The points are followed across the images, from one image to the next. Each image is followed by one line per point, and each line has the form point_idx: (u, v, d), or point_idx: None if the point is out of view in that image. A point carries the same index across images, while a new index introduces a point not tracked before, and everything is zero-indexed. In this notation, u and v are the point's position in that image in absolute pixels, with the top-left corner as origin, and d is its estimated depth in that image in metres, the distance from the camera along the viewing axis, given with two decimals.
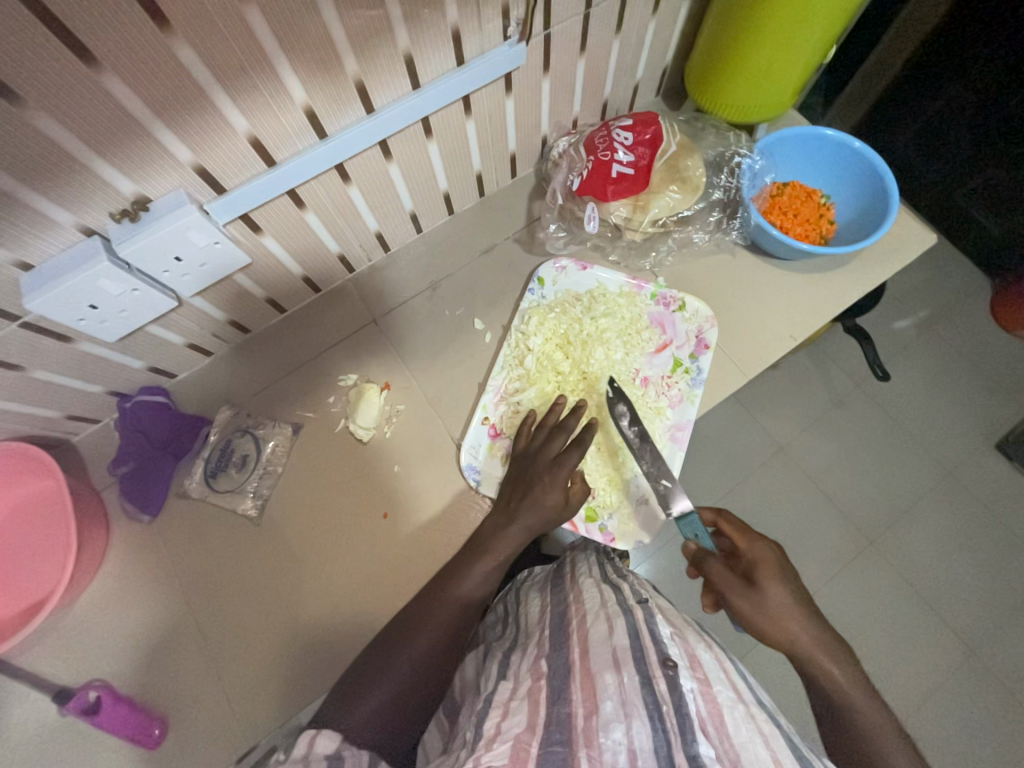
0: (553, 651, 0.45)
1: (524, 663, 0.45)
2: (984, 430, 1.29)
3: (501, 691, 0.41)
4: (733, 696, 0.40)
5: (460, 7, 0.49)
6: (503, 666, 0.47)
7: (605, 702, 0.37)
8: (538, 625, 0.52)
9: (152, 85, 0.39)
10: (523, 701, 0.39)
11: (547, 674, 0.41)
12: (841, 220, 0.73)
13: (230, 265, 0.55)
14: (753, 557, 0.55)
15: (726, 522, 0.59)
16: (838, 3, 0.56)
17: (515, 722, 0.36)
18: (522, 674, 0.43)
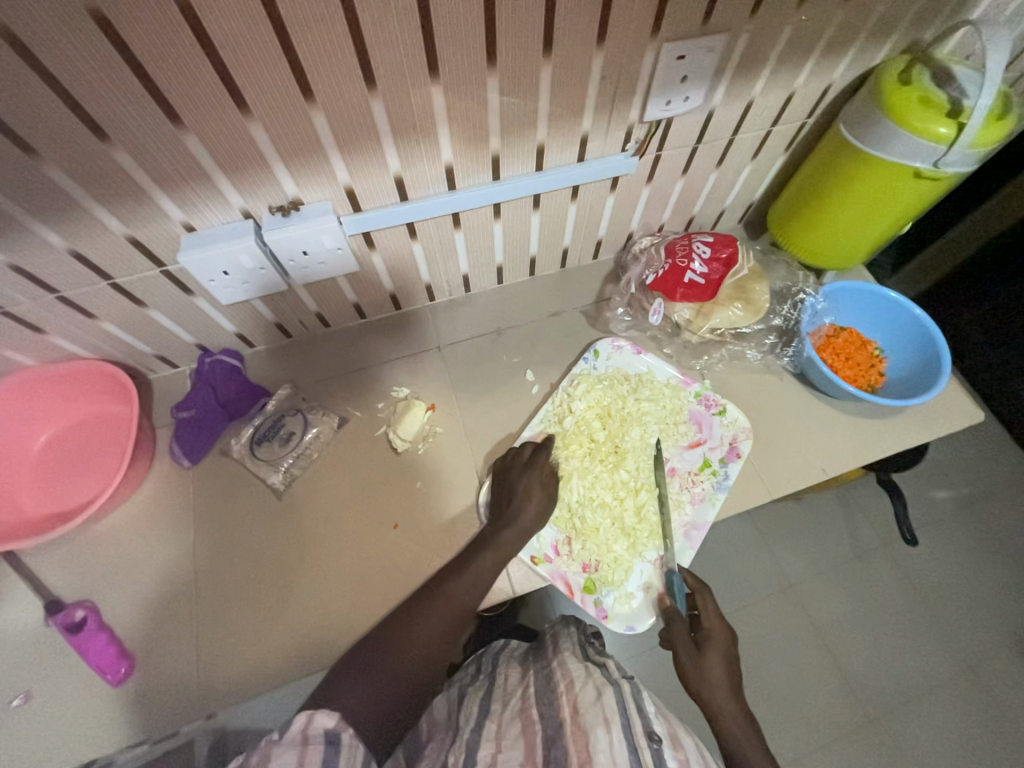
0: (543, 702, 0.49)
1: (509, 709, 0.50)
2: (1016, 633, 1.19)
3: (490, 727, 0.48)
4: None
5: (594, 121, 0.59)
6: (482, 708, 0.51)
7: (598, 755, 0.42)
8: (518, 684, 0.54)
9: (344, 123, 0.49)
10: (517, 739, 0.46)
11: (539, 722, 0.47)
12: (891, 375, 0.76)
13: (340, 268, 0.64)
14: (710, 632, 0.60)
15: (703, 598, 0.62)
16: (919, 189, 0.63)
17: (512, 756, 0.44)
18: (510, 718, 0.48)
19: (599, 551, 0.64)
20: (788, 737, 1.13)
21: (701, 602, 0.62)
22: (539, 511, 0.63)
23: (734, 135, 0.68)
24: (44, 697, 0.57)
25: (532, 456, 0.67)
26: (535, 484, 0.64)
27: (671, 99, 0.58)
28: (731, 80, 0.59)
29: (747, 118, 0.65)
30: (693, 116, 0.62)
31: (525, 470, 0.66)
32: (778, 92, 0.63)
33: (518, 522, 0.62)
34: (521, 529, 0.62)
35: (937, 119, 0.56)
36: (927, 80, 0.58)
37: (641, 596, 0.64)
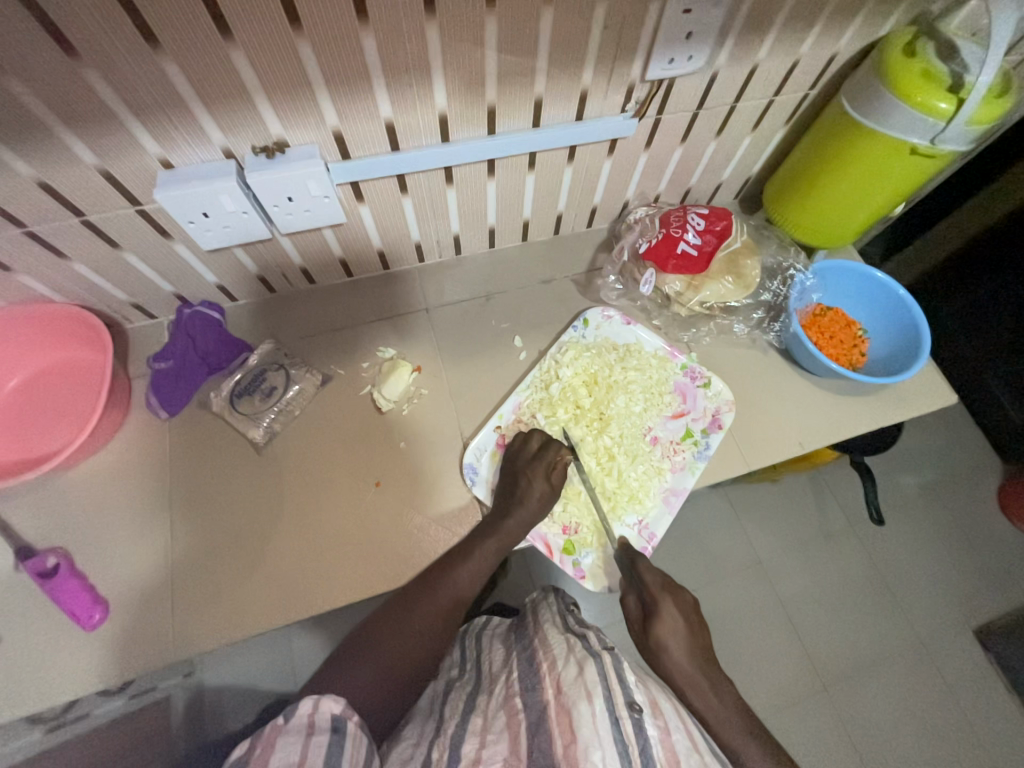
0: (526, 688, 0.50)
1: (495, 699, 0.51)
2: (966, 611, 1.26)
3: (476, 721, 0.48)
4: (690, 745, 0.46)
5: (595, 76, 0.57)
6: (470, 701, 0.53)
7: (581, 732, 0.44)
8: (504, 669, 0.56)
9: (332, 59, 0.47)
10: (502, 732, 0.46)
11: (523, 710, 0.48)
12: (873, 355, 0.78)
13: (326, 219, 0.62)
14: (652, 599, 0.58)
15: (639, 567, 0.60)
16: (913, 168, 0.63)
17: (497, 751, 0.45)
18: (496, 708, 0.50)
19: (579, 515, 0.66)
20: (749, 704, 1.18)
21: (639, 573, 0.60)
22: (542, 502, 0.63)
23: (736, 101, 0.66)
24: (13, 641, 0.56)
25: (540, 450, 0.65)
26: (539, 478, 0.64)
27: (674, 57, 0.56)
28: (737, 41, 0.58)
29: (750, 84, 0.64)
30: (696, 78, 0.61)
31: (531, 465, 0.64)
32: (783, 57, 0.61)
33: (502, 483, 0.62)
34: (524, 519, 0.62)
35: (939, 94, 0.55)
36: (932, 53, 0.57)
37: None
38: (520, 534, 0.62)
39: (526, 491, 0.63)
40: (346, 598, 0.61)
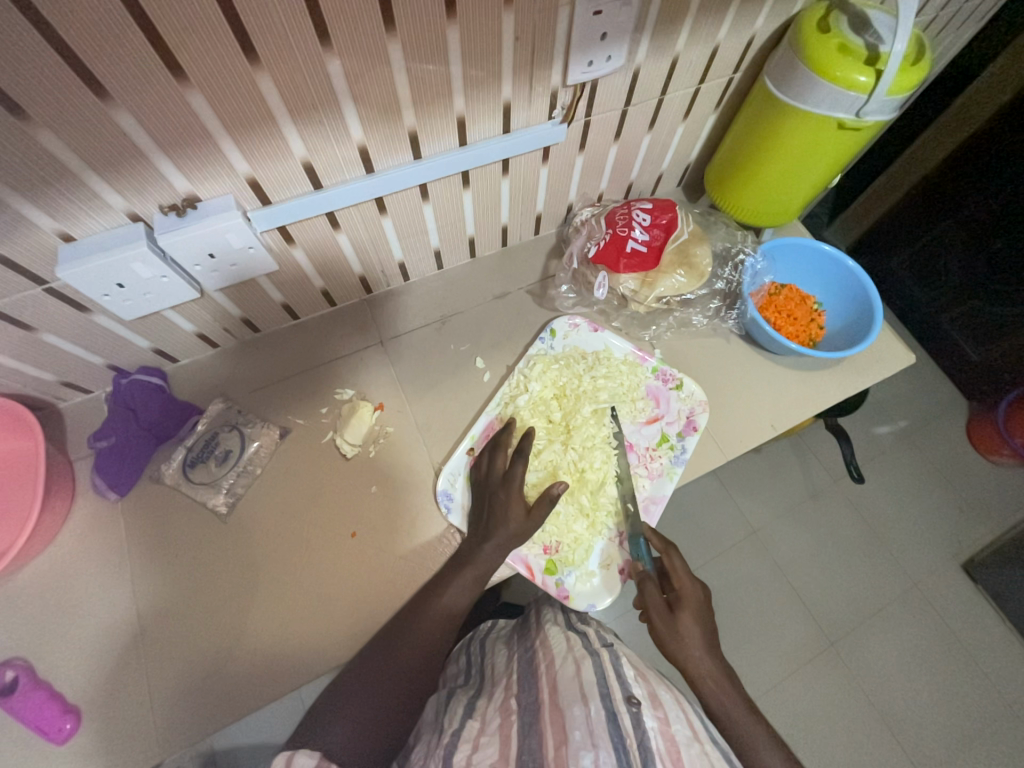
0: (522, 689, 0.49)
1: (493, 703, 0.49)
2: (953, 548, 1.31)
3: (471, 727, 0.46)
4: (690, 735, 0.45)
5: (514, 87, 0.55)
6: (469, 706, 0.51)
7: (574, 732, 0.42)
8: (506, 671, 0.55)
9: (230, 106, 0.44)
10: (494, 735, 0.44)
11: (517, 712, 0.46)
12: (830, 328, 0.79)
13: (257, 268, 0.58)
14: (681, 593, 0.60)
15: (671, 558, 0.62)
16: (844, 141, 0.63)
17: (488, 752, 0.42)
18: (492, 712, 0.48)
19: (559, 533, 0.64)
20: (761, 672, 1.21)
21: (669, 564, 0.62)
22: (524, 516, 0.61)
23: (663, 93, 0.65)
24: None
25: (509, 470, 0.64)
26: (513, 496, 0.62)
27: (592, 60, 0.55)
28: (654, 36, 0.56)
29: (674, 75, 0.63)
30: (618, 77, 0.59)
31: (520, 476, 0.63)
32: (702, 45, 0.61)
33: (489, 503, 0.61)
34: (500, 543, 0.60)
35: (858, 67, 0.55)
36: (845, 26, 0.57)
37: (601, 574, 0.65)
38: (496, 561, 0.60)
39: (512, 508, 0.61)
40: (336, 658, 0.58)
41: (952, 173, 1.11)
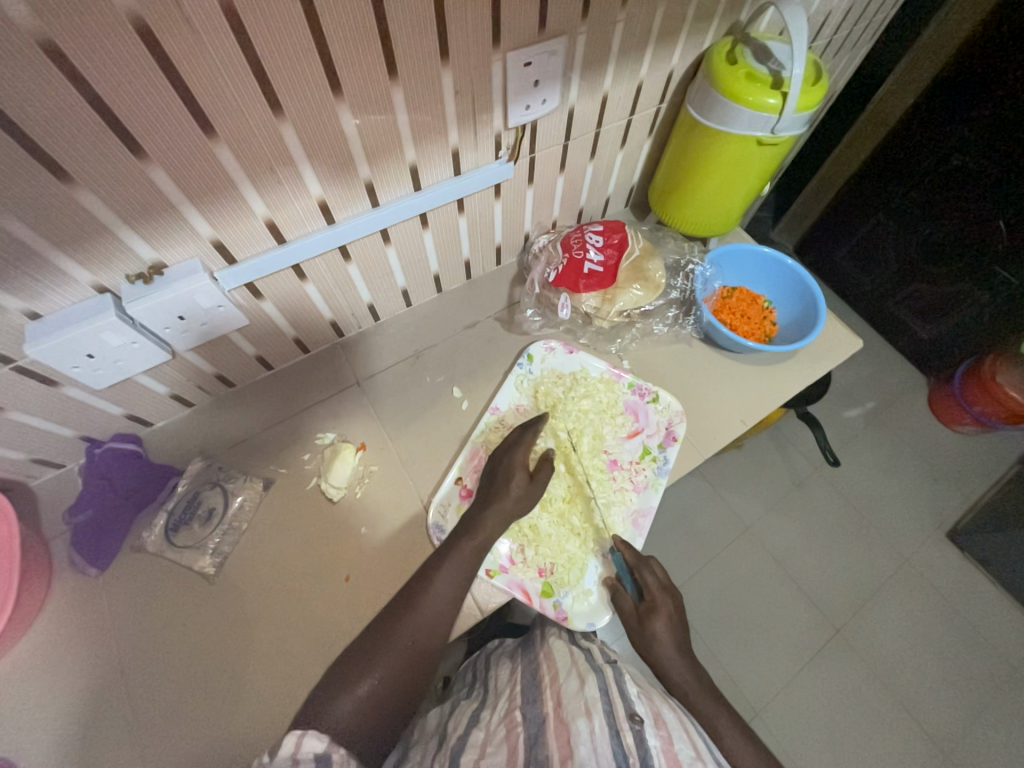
0: (526, 701, 0.49)
1: (496, 714, 0.49)
2: (935, 518, 1.35)
3: (476, 735, 0.46)
4: (693, 755, 0.44)
5: (460, 134, 0.59)
6: (473, 717, 0.50)
7: (579, 747, 0.42)
8: (508, 683, 0.54)
9: (191, 177, 0.46)
10: (501, 746, 0.44)
11: (522, 724, 0.46)
12: (782, 323, 0.84)
13: (227, 325, 0.59)
14: (653, 603, 0.61)
15: (641, 571, 0.63)
16: (766, 156, 0.69)
17: (496, 761, 0.42)
18: (496, 723, 0.47)
19: (552, 554, 0.65)
20: (774, 667, 1.21)
21: (640, 577, 0.63)
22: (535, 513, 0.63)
23: (599, 127, 0.71)
24: None
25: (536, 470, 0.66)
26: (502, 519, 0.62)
27: (529, 103, 0.60)
28: (582, 78, 0.62)
29: (606, 110, 0.69)
30: (555, 116, 0.64)
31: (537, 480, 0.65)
32: (627, 82, 0.66)
33: (478, 528, 0.61)
34: None
35: (766, 92, 0.62)
36: (750, 57, 0.64)
37: (598, 592, 0.65)
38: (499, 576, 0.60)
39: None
40: None
41: (875, 167, 1.23)
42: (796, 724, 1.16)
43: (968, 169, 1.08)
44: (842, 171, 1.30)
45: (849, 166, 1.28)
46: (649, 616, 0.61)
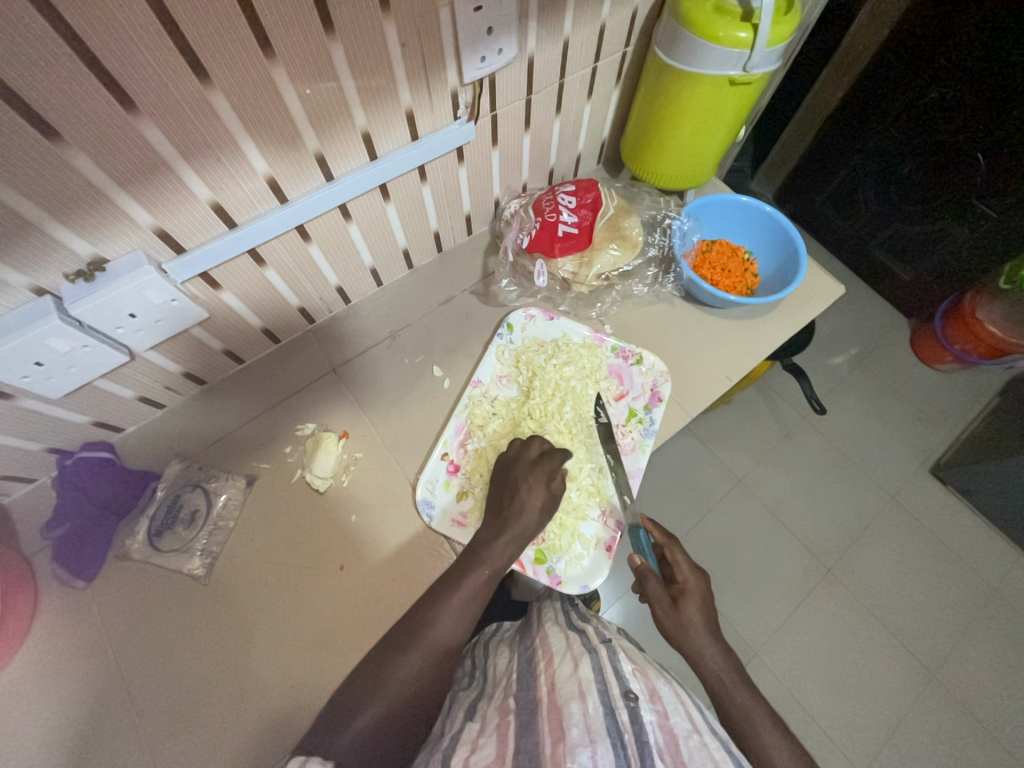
0: (521, 688, 0.50)
1: (493, 704, 0.49)
2: (920, 456, 1.39)
3: (470, 730, 0.46)
4: (689, 726, 0.44)
5: (413, 93, 0.54)
6: (472, 705, 0.51)
7: (571, 729, 0.42)
8: (506, 672, 0.55)
9: (118, 160, 0.42)
10: (492, 735, 0.44)
11: (514, 711, 0.46)
12: (764, 274, 0.82)
13: (185, 319, 0.56)
14: (686, 586, 0.60)
15: (673, 552, 0.63)
16: (740, 96, 0.66)
17: (485, 754, 0.42)
18: (492, 711, 0.48)
19: (543, 521, 0.65)
20: (770, 610, 1.26)
21: (671, 557, 0.62)
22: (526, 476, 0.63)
23: (563, 77, 0.66)
24: None
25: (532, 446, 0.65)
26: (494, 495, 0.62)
27: (484, 55, 0.55)
28: (539, 22, 0.57)
29: (568, 58, 0.64)
30: (513, 69, 0.60)
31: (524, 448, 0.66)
32: (589, 23, 0.62)
33: None
34: (489, 546, 0.60)
35: (736, 25, 0.58)
36: None
37: (592, 553, 0.66)
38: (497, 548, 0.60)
39: (515, 500, 0.61)
40: None
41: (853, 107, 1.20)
42: (793, 660, 1.21)
43: (948, 99, 1.05)
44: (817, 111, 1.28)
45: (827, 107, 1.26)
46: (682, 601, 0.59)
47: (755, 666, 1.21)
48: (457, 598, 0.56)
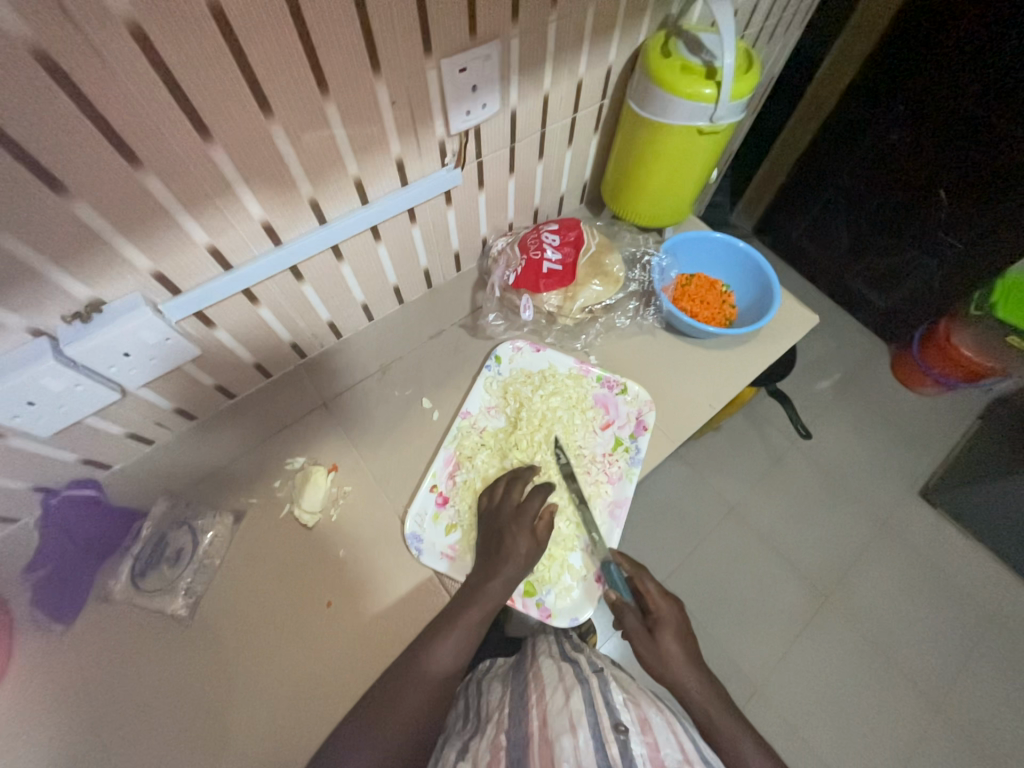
0: (512, 724, 0.49)
1: (484, 741, 0.48)
2: (908, 480, 1.40)
3: None
4: (680, 758, 0.44)
5: (403, 143, 0.58)
6: (463, 745, 0.49)
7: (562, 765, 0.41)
8: (497, 708, 0.54)
9: (119, 209, 0.44)
10: None
11: (505, 749, 0.45)
12: (741, 305, 0.86)
13: (178, 358, 0.57)
14: (659, 616, 0.60)
15: (642, 582, 0.63)
16: (710, 144, 0.71)
17: None
18: (483, 749, 0.47)
19: None
20: (770, 641, 1.24)
21: (642, 588, 0.62)
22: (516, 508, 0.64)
23: (544, 126, 0.71)
24: None
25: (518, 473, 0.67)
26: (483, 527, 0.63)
27: (469, 109, 0.59)
28: (520, 79, 0.62)
29: (549, 110, 0.69)
30: (497, 120, 0.64)
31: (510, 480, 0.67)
32: (567, 80, 0.67)
33: None
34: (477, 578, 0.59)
35: (701, 83, 0.63)
36: (684, 49, 0.65)
37: (581, 586, 0.65)
38: (484, 582, 0.60)
39: (504, 532, 0.62)
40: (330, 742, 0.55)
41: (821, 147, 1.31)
42: (796, 694, 1.19)
43: (909, 142, 1.14)
44: (789, 151, 1.39)
45: (798, 147, 1.37)
46: (658, 631, 0.59)
47: (757, 700, 1.18)
48: (447, 635, 0.56)
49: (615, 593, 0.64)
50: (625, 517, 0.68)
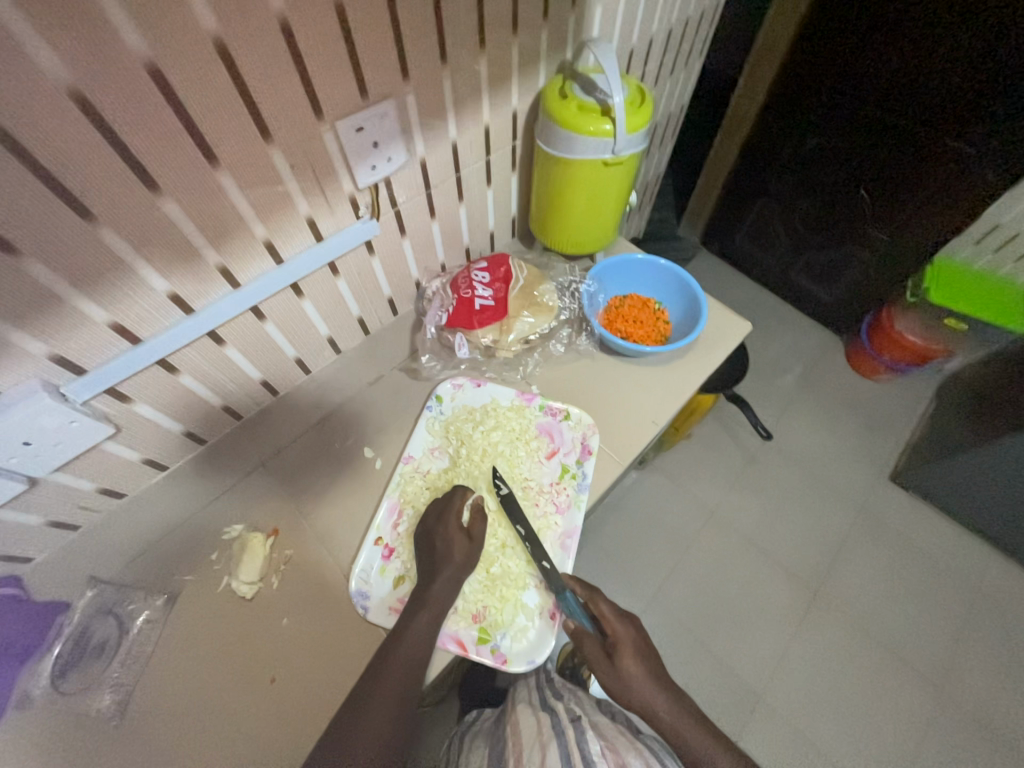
0: None
1: None
2: (877, 466, 1.43)
3: None
4: None
5: (310, 203, 0.59)
6: None
7: None
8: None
9: (5, 301, 0.43)
10: None
11: None
12: (674, 320, 0.88)
13: (90, 439, 0.54)
14: (616, 638, 0.61)
15: (597, 604, 0.63)
16: (621, 175, 0.74)
17: None
18: None
19: (484, 596, 0.63)
20: (766, 648, 1.21)
21: (597, 611, 0.63)
22: (467, 553, 0.63)
23: (458, 170, 0.73)
24: None
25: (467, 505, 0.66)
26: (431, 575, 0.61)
27: (374, 163, 0.61)
28: (424, 131, 0.64)
29: (460, 155, 0.71)
30: (408, 169, 0.66)
31: (454, 523, 0.65)
32: (473, 127, 0.69)
33: None
34: (425, 633, 0.57)
35: (599, 121, 0.66)
36: (580, 90, 0.69)
37: (536, 623, 0.63)
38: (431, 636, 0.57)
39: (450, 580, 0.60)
40: None
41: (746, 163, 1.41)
42: (799, 701, 1.16)
43: (824, 148, 1.22)
44: (718, 169, 1.49)
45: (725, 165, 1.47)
46: (617, 653, 0.60)
47: (760, 714, 1.14)
48: (396, 703, 0.52)
49: (573, 621, 0.63)
50: (576, 544, 0.67)
